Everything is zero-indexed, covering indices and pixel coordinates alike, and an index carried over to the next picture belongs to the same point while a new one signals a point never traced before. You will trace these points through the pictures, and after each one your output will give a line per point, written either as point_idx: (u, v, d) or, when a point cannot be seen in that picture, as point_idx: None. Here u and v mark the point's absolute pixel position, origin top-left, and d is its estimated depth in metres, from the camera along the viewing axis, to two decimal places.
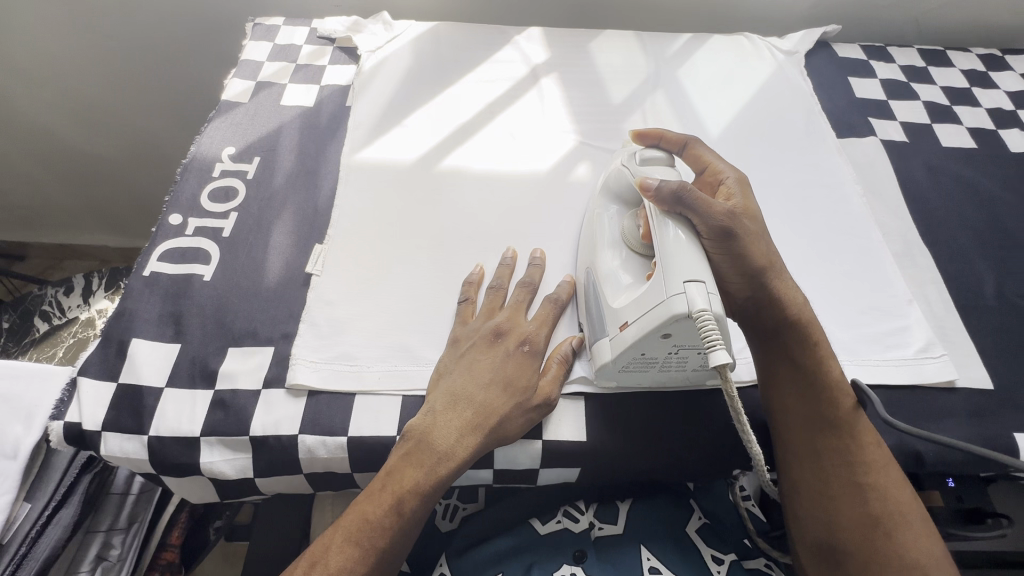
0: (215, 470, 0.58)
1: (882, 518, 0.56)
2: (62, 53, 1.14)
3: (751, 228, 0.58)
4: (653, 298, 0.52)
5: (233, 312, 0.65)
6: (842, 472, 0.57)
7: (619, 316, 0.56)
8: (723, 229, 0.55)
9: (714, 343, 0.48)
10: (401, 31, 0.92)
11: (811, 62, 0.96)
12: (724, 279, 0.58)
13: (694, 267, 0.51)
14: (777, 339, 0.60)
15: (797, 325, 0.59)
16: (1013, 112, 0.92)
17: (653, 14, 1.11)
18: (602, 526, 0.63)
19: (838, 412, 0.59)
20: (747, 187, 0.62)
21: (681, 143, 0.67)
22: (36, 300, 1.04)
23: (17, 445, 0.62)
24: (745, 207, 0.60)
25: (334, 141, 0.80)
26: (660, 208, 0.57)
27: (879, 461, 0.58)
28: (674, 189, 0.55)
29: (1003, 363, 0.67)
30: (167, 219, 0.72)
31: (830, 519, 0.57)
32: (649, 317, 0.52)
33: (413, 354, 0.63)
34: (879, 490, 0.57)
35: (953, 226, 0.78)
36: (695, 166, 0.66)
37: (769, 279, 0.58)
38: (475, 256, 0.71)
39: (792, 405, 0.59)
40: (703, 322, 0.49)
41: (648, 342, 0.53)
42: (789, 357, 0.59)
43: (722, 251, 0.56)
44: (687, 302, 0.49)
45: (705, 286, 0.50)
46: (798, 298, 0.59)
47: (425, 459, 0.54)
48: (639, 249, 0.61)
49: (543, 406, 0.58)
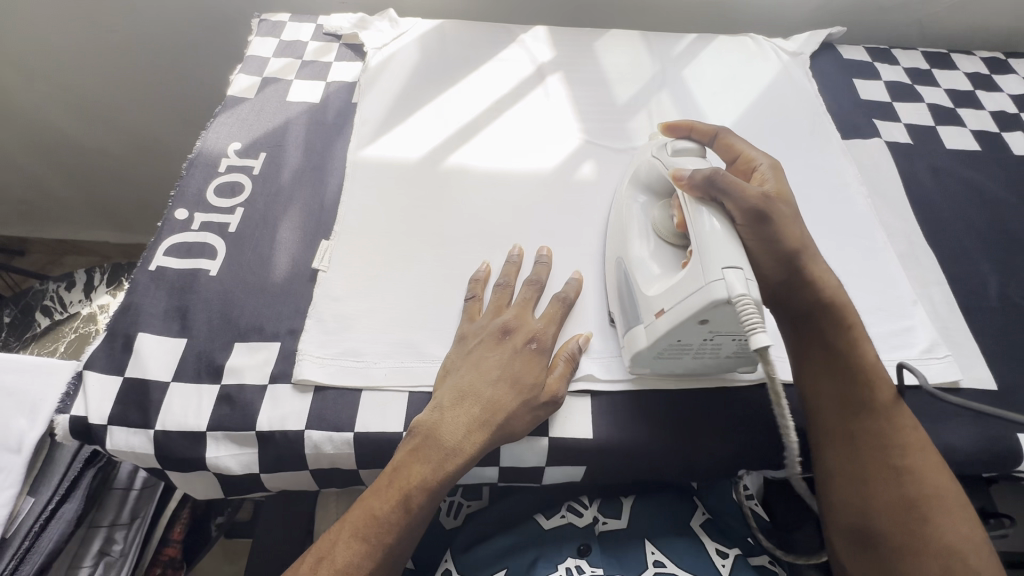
0: (220, 465, 0.58)
1: (919, 501, 0.55)
2: (65, 46, 1.13)
3: (785, 213, 0.59)
4: (690, 286, 0.53)
5: (239, 307, 0.65)
6: (877, 454, 0.57)
7: (654, 303, 0.56)
8: (758, 212, 0.57)
9: (754, 327, 0.49)
10: (407, 28, 0.92)
11: (815, 63, 0.96)
12: (759, 265, 0.59)
13: (729, 254, 0.52)
14: (809, 322, 0.60)
15: (831, 308, 0.59)
16: (1016, 114, 0.92)
17: (656, 15, 1.11)
18: (605, 521, 0.64)
19: (872, 396, 0.59)
20: (782, 173, 0.63)
21: (711, 134, 0.67)
22: (37, 295, 1.05)
23: (21, 439, 0.61)
24: (778, 191, 0.61)
25: (341, 138, 0.80)
26: (694, 197, 0.57)
27: (915, 443, 0.57)
28: (707, 176, 0.56)
29: (1006, 363, 0.67)
30: (173, 213, 0.72)
31: (864, 502, 0.56)
32: (689, 303, 0.52)
33: (420, 351, 0.63)
34: (915, 473, 0.56)
35: (957, 226, 0.78)
36: (728, 156, 0.66)
37: (801, 261, 0.59)
38: (481, 253, 0.71)
39: (822, 388, 0.60)
40: (743, 307, 0.49)
41: (683, 329, 0.53)
42: (823, 340, 0.60)
43: (758, 236, 0.58)
44: (726, 288, 0.50)
45: (743, 273, 0.51)
46: (829, 280, 0.60)
47: (432, 455, 0.54)
48: (672, 240, 0.62)
49: (550, 404, 0.58)
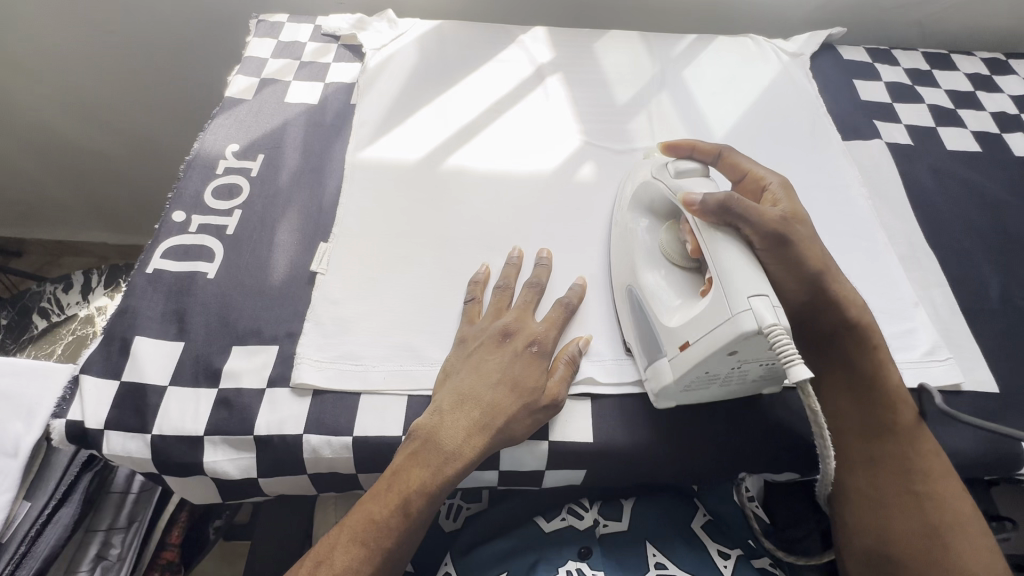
0: (218, 469, 0.58)
1: (939, 528, 0.56)
2: (63, 48, 1.13)
3: (802, 233, 0.58)
4: (713, 320, 0.51)
5: (237, 310, 0.65)
6: (899, 480, 0.58)
7: (677, 335, 0.55)
8: (778, 237, 0.56)
9: (790, 358, 0.48)
10: (405, 29, 0.92)
11: (816, 64, 0.96)
12: (784, 288, 0.58)
13: (755, 283, 0.51)
14: (833, 341, 0.60)
15: (856, 329, 0.59)
16: (1017, 115, 0.92)
17: (655, 15, 1.10)
18: (606, 523, 0.63)
19: (895, 419, 0.59)
20: (790, 190, 0.63)
21: (715, 153, 0.66)
22: (34, 297, 1.04)
23: (17, 443, 0.61)
24: (794, 212, 0.60)
25: (339, 140, 0.79)
26: (706, 222, 0.56)
27: (937, 470, 0.57)
28: (721, 202, 0.54)
29: (1008, 365, 0.67)
30: (170, 215, 0.71)
31: (883, 528, 0.57)
32: (716, 335, 0.51)
33: (419, 354, 0.63)
34: (936, 498, 0.57)
35: (958, 228, 0.78)
36: (733, 174, 0.66)
37: (824, 282, 0.58)
38: (481, 256, 0.70)
39: (847, 410, 0.60)
40: (774, 336, 0.48)
41: (713, 360, 0.52)
42: (846, 361, 0.60)
43: (780, 260, 0.57)
44: (755, 318, 0.49)
45: (769, 300, 0.50)
46: (856, 300, 0.60)
47: (432, 459, 0.54)
48: (680, 262, 0.61)
49: (551, 408, 0.58)
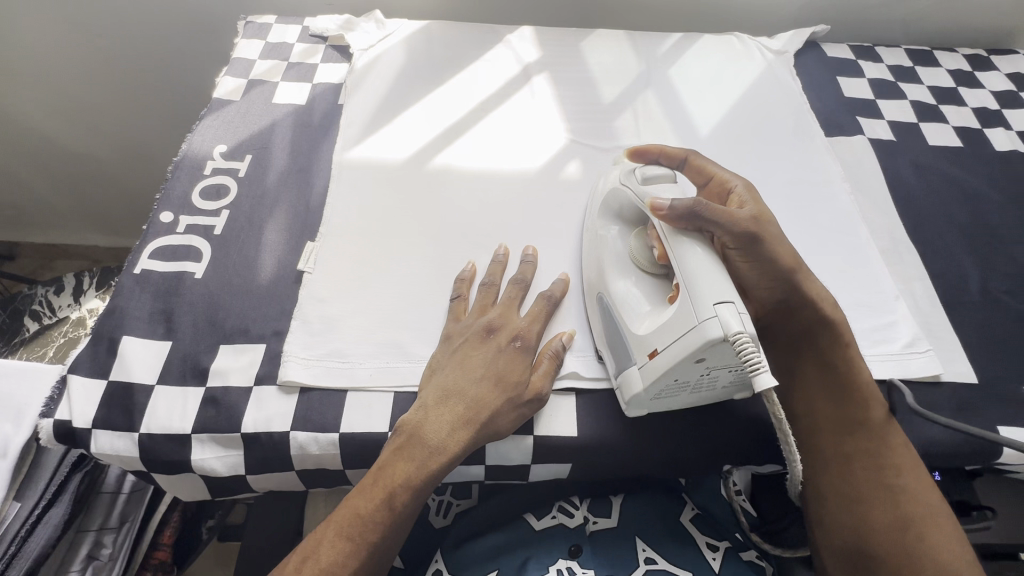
0: (206, 467, 0.58)
1: (912, 520, 0.57)
2: (52, 52, 1.13)
3: (774, 231, 0.58)
4: (682, 325, 0.52)
5: (225, 309, 0.65)
6: (874, 475, 0.59)
7: (647, 342, 0.55)
8: (749, 235, 0.56)
9: (757, 365, 0.49)
10: (393, 29, 0.92)
11: (800, 61, 0.97)
12: (758, 287, 0.60)
13: (720, 288, 0.51)
14: (807, 340, 0.62)
15: (830, 327, 0.61)
16: (998, 111, 0.93)
17: (642, 14, 1.11)
18: (596, 520, 0.64)
19: (867, 417, 0.60)
20: (756, 193, 0.62)
21: (681, 157, 0.67)
22: (25, 300, 1.05)
23: (6, 443, 0.61)
24: (759, 212, 0.59)
25: (326, 140, 0.80)
26: (673, 227, 0.56)
27: (908, 463, 0.59)
28: (689, 207, 0.55)
29: (987, 356, 0.68)
30: (157, 216, 0.72)
31: (858, 522, 0.58)
32: (685, 342, 0.51)
33: (405, 351, 0.64)
34: (909, 492, 0.58)
35: (939, 223, 0.79)
36: (699, 178, 0.66)
37: (796, 279, 0.59)
38: (467, 254, 0.71)
39: (821, 407, 0.62)
40: (740, 344, 0.49)
41: (681, 368, 0.53)
42: (819, 360, 0.62)
43: (752, 257, 0.58)
44: (721, 326, 0.49)
45: (734, 307, 0.50)
46: (828, 301, 0.61)
47: (415, 453, 0.55)
48: (650, 269, 0.62)
49: (534, 402, 0.59)
